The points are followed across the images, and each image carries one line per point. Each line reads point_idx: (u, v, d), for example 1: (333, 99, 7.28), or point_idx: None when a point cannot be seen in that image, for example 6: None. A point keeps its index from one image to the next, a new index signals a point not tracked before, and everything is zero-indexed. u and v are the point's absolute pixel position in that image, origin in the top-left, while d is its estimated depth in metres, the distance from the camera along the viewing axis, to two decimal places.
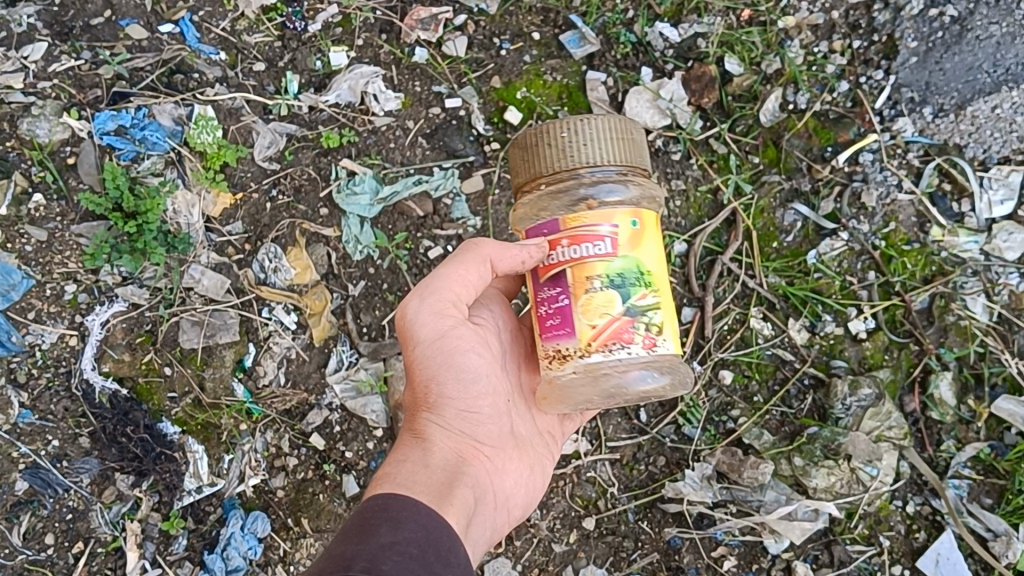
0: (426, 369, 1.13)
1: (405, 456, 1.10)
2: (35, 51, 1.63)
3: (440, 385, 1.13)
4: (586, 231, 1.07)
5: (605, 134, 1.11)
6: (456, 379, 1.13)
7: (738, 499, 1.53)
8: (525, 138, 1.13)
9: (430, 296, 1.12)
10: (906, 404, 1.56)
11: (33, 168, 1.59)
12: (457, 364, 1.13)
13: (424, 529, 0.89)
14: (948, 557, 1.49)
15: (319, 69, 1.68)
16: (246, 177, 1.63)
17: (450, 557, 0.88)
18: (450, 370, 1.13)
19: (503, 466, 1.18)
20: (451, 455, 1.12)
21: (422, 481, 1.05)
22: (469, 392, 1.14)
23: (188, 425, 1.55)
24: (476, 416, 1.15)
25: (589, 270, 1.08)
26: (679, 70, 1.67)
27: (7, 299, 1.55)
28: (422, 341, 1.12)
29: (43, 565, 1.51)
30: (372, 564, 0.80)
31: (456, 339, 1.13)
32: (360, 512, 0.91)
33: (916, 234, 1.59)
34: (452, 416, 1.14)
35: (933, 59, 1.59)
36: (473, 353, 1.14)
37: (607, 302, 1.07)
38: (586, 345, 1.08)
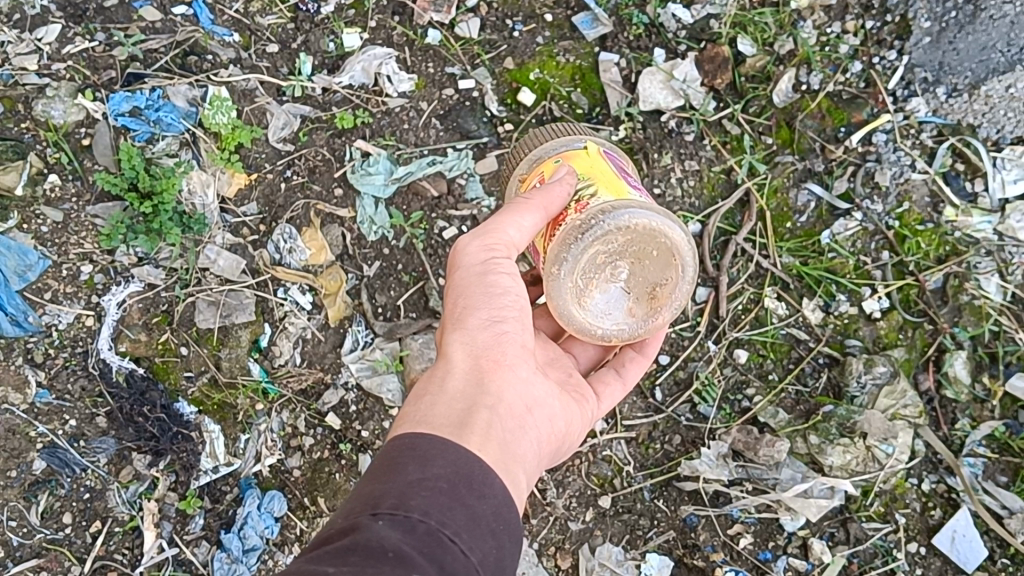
0: (460, 296, 1.10)
1: (428, 381, 1.05)
2: (49, 33, 1.62)
3: (472, 310, 1.09)
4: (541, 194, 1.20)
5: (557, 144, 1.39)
6: (487, 302, 1.09)
7: (754, 477, 1.54)
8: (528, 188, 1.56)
9: (479, 233, 1.12)
10: (921, 382, 1.55)
11: (48, 149, 1.59)
12: (485, 284, 1.10)
13: (457, 461, 0.90)
14: (964, 534, 1.50)
15: (332, 51, 1.67)
16: (260, 158, 1.63)
17: (483, 488, 0.88)
18: (482, 295, 1.10)
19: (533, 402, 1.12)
20: (474, 376, 1.05)
21: (444, 408, 1.00)
22: (494, 311, 1.10)
23: (204, 405, 1.56)
24: (507, 341, 1.10)
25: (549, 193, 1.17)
26: (692, 50, 1.66)
27: (23, 279, 1.56)
28: (461, 270, 1.12)
29: (61, 544, 1.54)
30: (400, 501, 0.82)
31: (489, 264, 1.11)
32: (390, 447, 0.93)
33: (929, 215, 1.59)
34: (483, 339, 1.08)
35: (947, 39, 1.58)
36: (505, 277, 1.11)
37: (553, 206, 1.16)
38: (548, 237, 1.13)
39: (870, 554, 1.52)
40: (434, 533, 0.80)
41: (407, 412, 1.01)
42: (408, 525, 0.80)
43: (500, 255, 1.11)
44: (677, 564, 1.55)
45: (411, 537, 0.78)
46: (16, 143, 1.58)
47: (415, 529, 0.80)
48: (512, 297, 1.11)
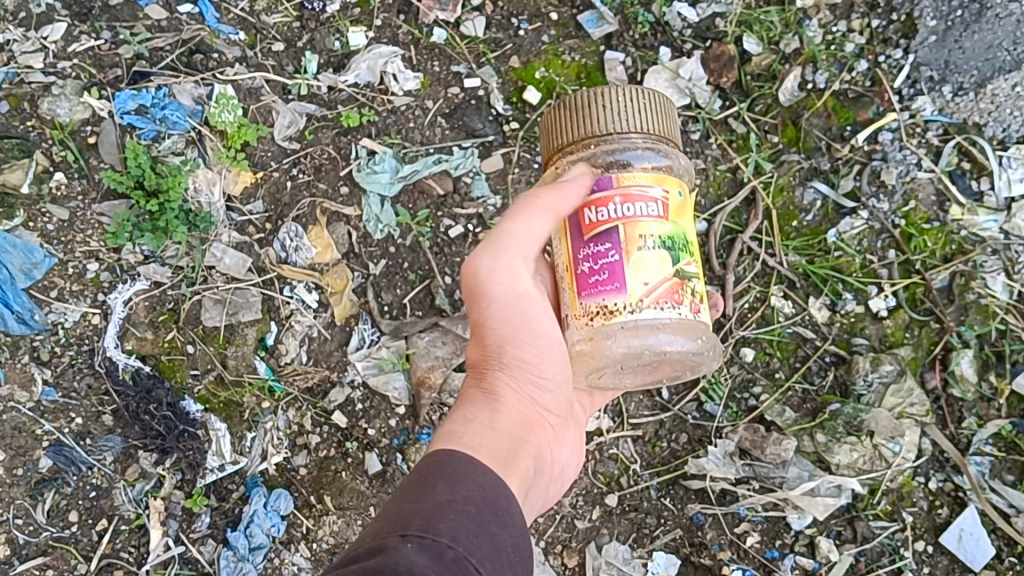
0: (504, 330, 1.12)
1: (475, 412, 1.09)
2: (55, 31, 1.62)
3: (517, 347, 1.12)
4: (640, 192, 1.06)
5: (626, 99, 1.09)
6: (534, 345, 1.12)
7: (761, 476, 1.54)
8: (579, 97, 1.10)
9: (497, 252, 1.11)
10: (928, 381, 1.55)
11: (54, 147, 1.59)
12: (535, 326, 1.12)
13: (483, 487, 0.91)
14: (971, 533, 1.50)
15: (337, 49, 1.67)
16: (266, 157, 1.63)
17: (508, 518, 0.90)
18: (530, 336, 1.12)
19: (554, 435, 1.19)
20: (519, 419, 1.12)
21: (490, 441, 1.04)
22: (542, 358, 1.13)
23: (210, 403, 1.56)
24: (546, 383, 1.15)
25: (642, 232, 1.05)
26: (698, 49, 1.66)
27: (29, 277, 1.56)
28: (494, 302, 1.12)
29: (67, 542, 1.53)
30: (429, 524, 0.83)
31: (526, 302, 1.13)
32: (424, 463, 0.95)
33: (935, 214, 1.58)
34: (527, 381, 1.13)
35: (953, 38, 1.58)
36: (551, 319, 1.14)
37: (658, 263, 1.05)
38: (640, 303, 1.05)
39: (877, 553, 1.52)
40: (461, 560, 0.81)
41: (451, 433, 1.05)
42: (436, 550, 0.80)
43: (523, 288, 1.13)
44: (684, 562, 1.55)
45: (438, 564, 0.79)
46: (22, 141, 1.58)
47: (443, 555, 0.80)
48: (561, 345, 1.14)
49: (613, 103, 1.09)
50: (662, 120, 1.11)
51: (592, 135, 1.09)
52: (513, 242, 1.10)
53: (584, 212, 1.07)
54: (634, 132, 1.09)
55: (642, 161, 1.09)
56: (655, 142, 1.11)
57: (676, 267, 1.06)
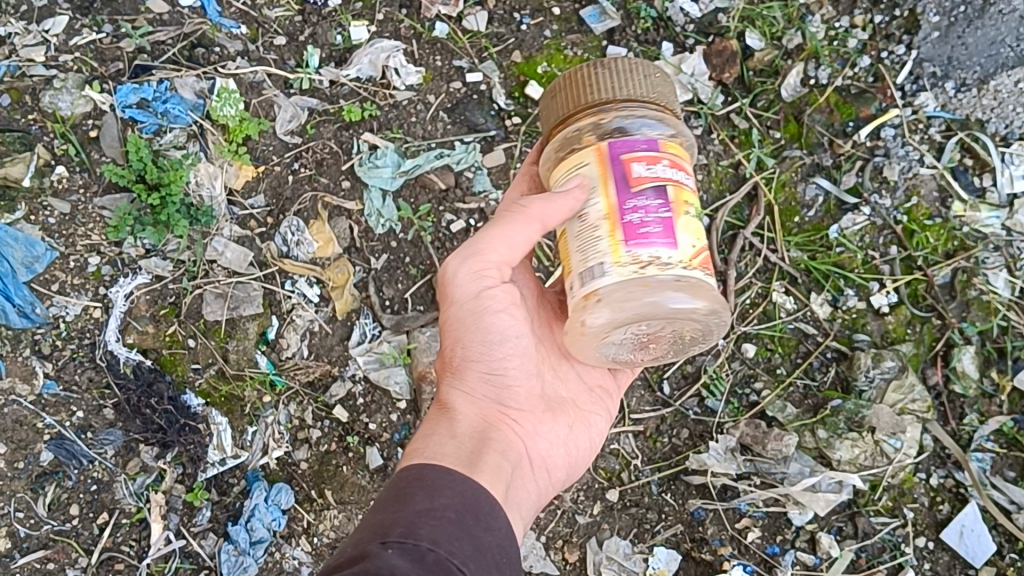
0: (454, 331, 1.13)
1: (435, 422, 1.11)
2: (57, 24, 1.62)
3: (465, 348, 1.13)
4: (678, 160, 1.06)
5: (635, 70, 1.10)
6: (484, 341, 1.12)
7: (762, 471, 1.53)
8: (619, 62, 1.10)
9: (471, 256, 1.09)
10: (929, 377, 1.55)
11: (56, 141, 1.59)
12: (482, 325, 1.12)
13: (460, 494, 0.92)
14: (972, 529, 1.49)
15: (339, 43, 1.67)
16: (268, 151, 1.62)
17: (489, 523, 0.90)
18: (478, 333, 1.12)
19: (534, 429, 1.17)
20: (478, 422, 1.12)
21: (450, 447, 1.05)
22: (492, 358, 1.13)
23: (212, 397, 1.56)
24: (505, 378, 1.15)
25: (688, 197, 1.05)
26: (700, 44, 1.66)
27: (31, 271, 1.56)
28: (454, 304, 1.11)
29: (68, 535, 1.53)
30: (409, 530, 0.83)
31: (485, 300, 1.11)
32: (399, 475, 0.96)
33: (937, 210, 1.58)
34: (480, 379, 1.14)
35: (955, 34, 1.59)
36: (504, 314, 1.12)
37: (698, 232, 1.05)
38: (689, 262, 1.03)
39: (878, 549, 1.51)
40: (442, 561, 0.80)
41: (414, 446, 1.06)
42: (417, 553, 0.80)
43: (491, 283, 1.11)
44: (685, 558, 1.55)
45: (420, 565, 0.78)
46: (23, 135, 1.58)
47: (423, 557, 0.80)
48: (516, 341, 1.14)
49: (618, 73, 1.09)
50: (667, 94, 1.12)
51: (630, 97, 1.09)
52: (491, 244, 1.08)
53: (633, 164, 1.03)
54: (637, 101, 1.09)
55: (650, 129, 1.08)
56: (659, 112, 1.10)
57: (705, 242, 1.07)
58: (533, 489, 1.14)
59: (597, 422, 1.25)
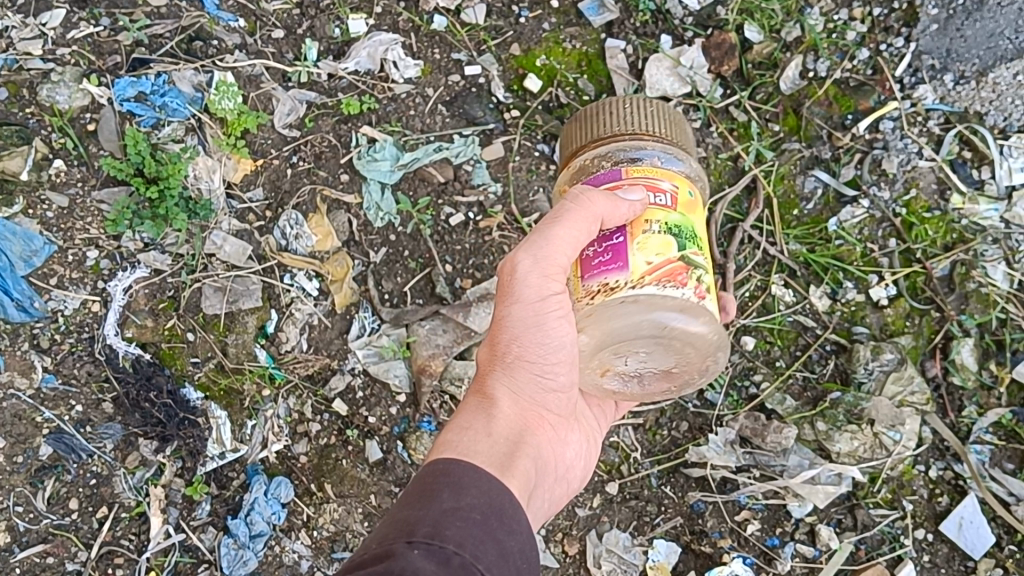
0: (510, 329, 1.12)
1: (475, 415, 1.11)
2: (53, 18, 1.61)
3: (520, 347, 1.12)
4: (650, 182, 1.09)
5: (641, 107, 1.16)
6: (538, 345, 1.11)
7: (762, 464, 1.54)
8: (669, 110, 1.19)
9: (540, 257, 1.07)
10: (928, 369, 1.55)
11: (53, 135, 1.58)
12: (542, 329, 1.10)
13: (487, 495, 0.92)
14: (971, 521, 1.50)
15: (337, 36, 1.66)
16: (266, 144, 1.62)
17: (513, 524, 0.91)
18: (535, 335, 1.10)
19: (554, 433, 1.18)
20: (517, 422, 1.12)
21: (487, 446, 1.05)
22: (547, 362, 1.12)
23: (211, 391, 1.56)
24: (550, 383, 1.14)
25: (651, 215, 1.07)
26: (698, 37, 1.65)
27: (29, 265, 1.55)
28: (517, 301, 1.09)
29: (67, 530, 1.53)
30: (434, 530, 0.84)
31: (550, 304, 1.09)
32: (426, 471, 0.96)
33: (936, 202, 1.58)
34: (526, 381, 1.14)
35: (954, 27, 1.58)
36: (563, 319, 1.10)
37: (662, 245, 1.06)
38: (641, 279, 1.05)
39: (877, 541, 1.52)
40: (467, 566, 0.82)
41: (448, 438, 1.06)
42: (442, 557, 0.81)
43: (554, 280, 1.09)
44: (684, 550, 1.55)
45: (446, 570, 0.80)
46: (21, 128, 1.57)
47: (449, 561, 0.81)
48: (573, 351, 1.12)
49: (635, 106, 1.16)
50: (672, 129, 1.16)
51: (668, 137, 1.15)
52: (557, 247, 1.06)
53: None
54: (651, 132, 1.14)
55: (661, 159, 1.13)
56: (673, 148, 1.15)
57: (681, 252, 1.06)
58: (551, 495, 1.18)
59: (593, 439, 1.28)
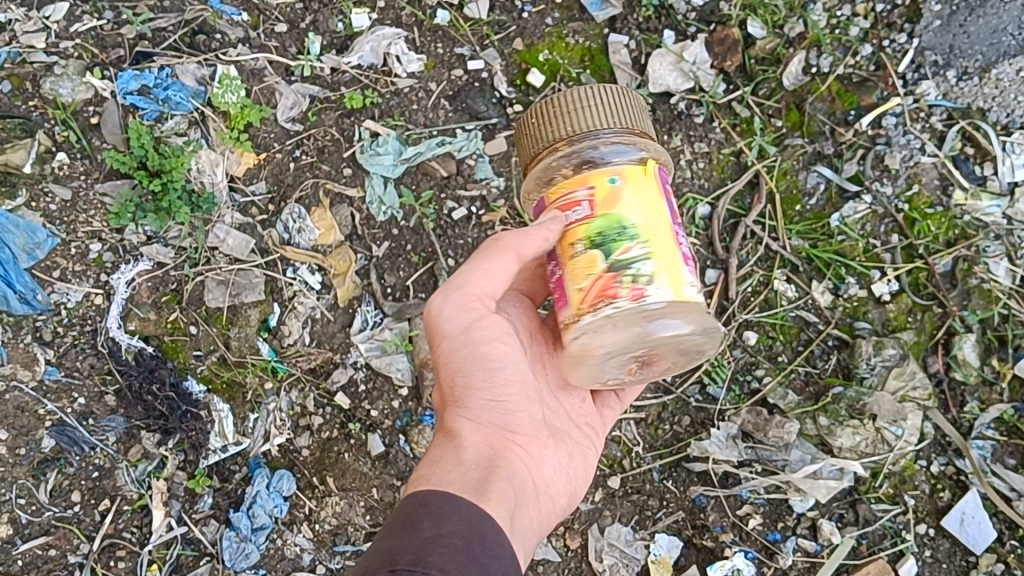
0: (452, 365, 1.13)
1: (439, 454, 1.09)
2: (57, 11, 1.62)
3: (465, 377, 1.12)
4: (566, 199, 1.07)
5: (597, 96, 1.11)
6: (481, 369, 1.12)
7: (763, 459, 1.54)
8: (621, 90, 1.14)
9: (456, 292, 1.12)
10: (930, 364, 1.56)
11: (57, 128, 1.58)
12: (480, 353, 1.12)
13: (467, 522, 0.93)
14: (972, 517, 1.50)
15: (341, 31, 1.66)
16: (269, 138, 1.62)
17: (495, 548, 0.91)
18: (476, 362, 1.12)
19: (535, 454, 1.16)
20: (483, 448, 1.10)
21: (455, 476, 1.04)
22: (494, 384, 1.12)
23: (214, 384, 1.56)
24: (507, 404, 1.14)
25: (574, 235, 1.06)
26: (701, 33, 1.65)
27: (32, 257, 1.55)
28: (447, 338, 1.12)
29: (70, 522, 1.53)
30: (418, 557, 0.83)
31: (478, 329, 1.12)
32: (404, 505, 0.95)
33: (939, 198, 1.58)
34: (482, 408, 1.13)
35: (957, 22, 1.58)
36: (496, 341, 1.13)
37: (590, 264, 1.05)
38: (579, 309, 1.05)
39: (879, 535, 1.52)
40: None
41: (415, 478, 1.05)
42: None
43: (478, 308, 1.13)
44: (686, 544, 1.55)
45: None
46: (25, 121, 1.58)
47: None
48: (514, 367, 1.14)
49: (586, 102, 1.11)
50: (627, 114, 1.12)
51: (626, 127, 1.11)
52: (471, 275, 1.12)
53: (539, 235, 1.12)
54: (610, 127, 1.10)
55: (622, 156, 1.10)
56: (631, 138, 1.12)
57: (608, 261, 1.04)
58: (540, 516, 1.14)
59: (583, 458, 1.24)
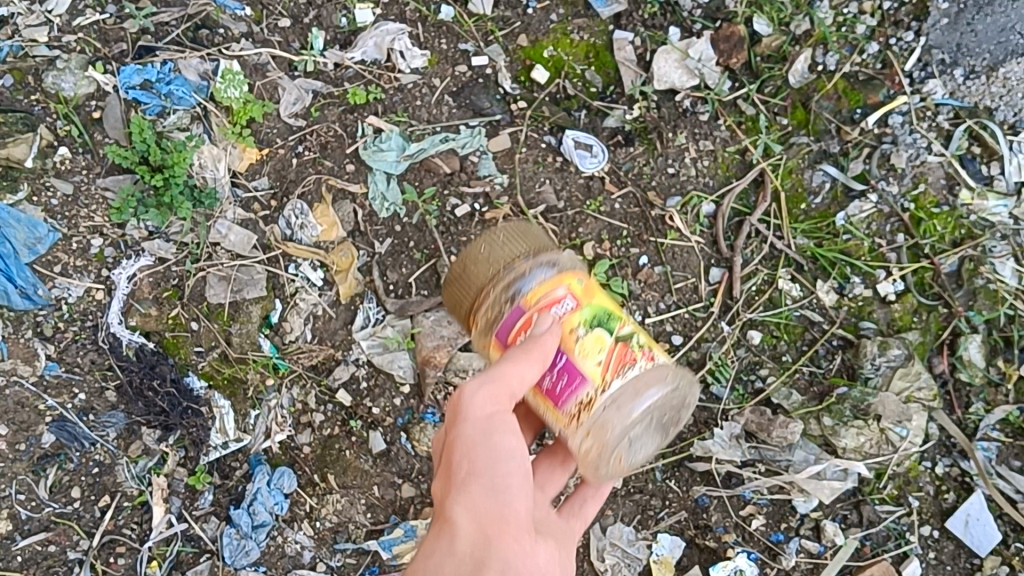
0: (463, 450, 1.05)
1: (431, 551, 1.03)
2: (59, 4, 1.60)
3: (472, 464, 1.04)
4: (547, 296, 1.08)
5: (519, 233, 1.16)
6: (490, 458, 1.04)
7: (767, 459, 1.53)
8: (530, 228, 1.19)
9: (490, 379, 1.03)
10: (935, 365, 1.55)
11: (59, 122, 1.57)
12: (491, 443, 1.04)
13: None
14: (977, 518, 1.51)
15: (344, 26, 1.65)
16: (272, 133, 1.61)
17: None
18: (486, 449, 1.04)
19: (533, 546, 1.06)
20: (477, 540, 1.02)
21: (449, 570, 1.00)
22: (497, 474, 1.04)
23: (215, 380, 1.56)
24: (510, 492, 1.04)
25: (573, 323, 1.08)
26: (707, 29, 1.63)
27: (34, 252, 1.55)
28: (467, 420, 1.05)
29: (70, 518, 1.53)
30: None
31: (499, 420, 1.05)
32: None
33: (945, 198, 1.57)
34: (481, 493, 1.03)
35: (964, 21, 1.56)
36: (513, 433, 1.06)
37: (597, 342, 1.07)
38: (603, 383, 1.06)
39: (883, 537, 1.53)
40: None
41: None
42: None
43: (507, 400, 1.05)
44: (688, 544, 1.55)
45: None
46: (26, 115, 1.57)
47: None
48: (522, 459, 1.05)
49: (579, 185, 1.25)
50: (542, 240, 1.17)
51: (548, 241, 1.16)
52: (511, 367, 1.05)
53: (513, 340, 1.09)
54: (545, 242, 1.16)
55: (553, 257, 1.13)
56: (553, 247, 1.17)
57: (614, 337, 1.08)
58: None
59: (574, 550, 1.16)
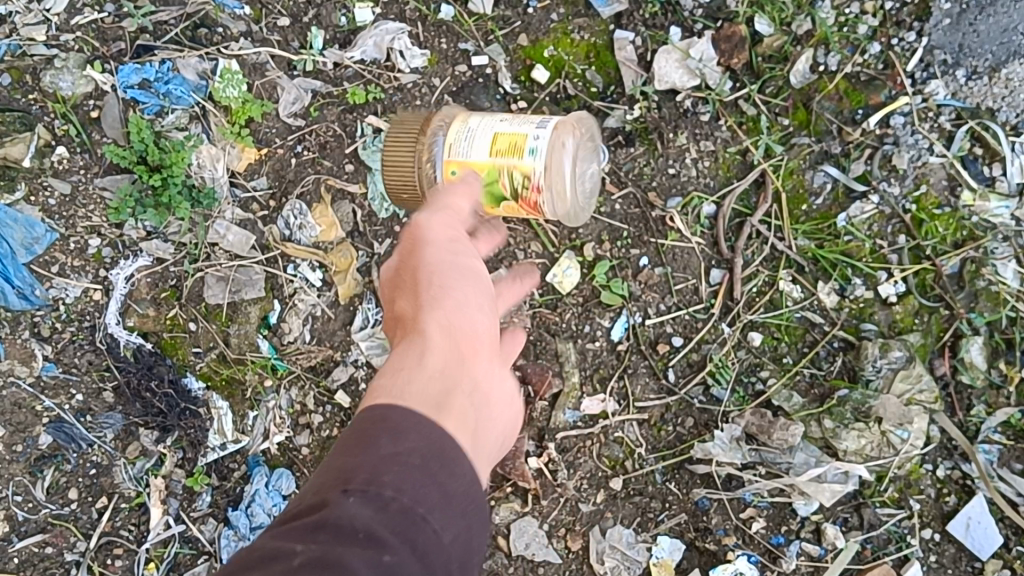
0: (426, 274, 1.09)
1: (400, 359, 1.02)
2: (57, 3, 1.57)
3: (434, 288, 1.07)
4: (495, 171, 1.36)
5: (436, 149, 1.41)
6: (449, 279, 1.08)
7: (768, 461, 1.53)
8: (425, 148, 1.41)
9: (440, 211, 1.14)
10: (936, 367, 1.54)
11: (57, 121, 1.55)
12: (446, 270, 1.08)
13: (429, 438, 0.89)
14: (979, 522, 1.51)
15: (344, 25, 1.62)
16: (271, 133, 1.59)
17: (456, 467, 0.88)
18: (446, 274, 1.08)
19: (497, 369, 1.10)
20: (450, 354, 1.03)
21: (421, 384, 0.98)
22: (455, 291, 1.07)
23: (212, 381, 1.56)
24: (468, 307, 1.08)
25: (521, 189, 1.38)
26: (708, 29, 1.60)
27: (31, 252, 1.54)
28: (430, 246, 1.10)
29: (67, 519, 1.54)
30: (373, 476, 0.82)
31: (449, 259, 1.09)
32: (360, 422, 0.91)
33: (947, 199, 1.55)
34: (448, 309, 1.06)
35: (967, 21, 1.54)
36: (465, 266, 1.10)
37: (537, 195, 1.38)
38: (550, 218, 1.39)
39: (884, 540, 1.52)
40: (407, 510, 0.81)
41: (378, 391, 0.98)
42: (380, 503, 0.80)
43: (457, 232, 1.13)
44: (688, 547, 1.56)
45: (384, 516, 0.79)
46: (24, 115, 1.55)
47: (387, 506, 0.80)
48: (475, 267, 1.11)
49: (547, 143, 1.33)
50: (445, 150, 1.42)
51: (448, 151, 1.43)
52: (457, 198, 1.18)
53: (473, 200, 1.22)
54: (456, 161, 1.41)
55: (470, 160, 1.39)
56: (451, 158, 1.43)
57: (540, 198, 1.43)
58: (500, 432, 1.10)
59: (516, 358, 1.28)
